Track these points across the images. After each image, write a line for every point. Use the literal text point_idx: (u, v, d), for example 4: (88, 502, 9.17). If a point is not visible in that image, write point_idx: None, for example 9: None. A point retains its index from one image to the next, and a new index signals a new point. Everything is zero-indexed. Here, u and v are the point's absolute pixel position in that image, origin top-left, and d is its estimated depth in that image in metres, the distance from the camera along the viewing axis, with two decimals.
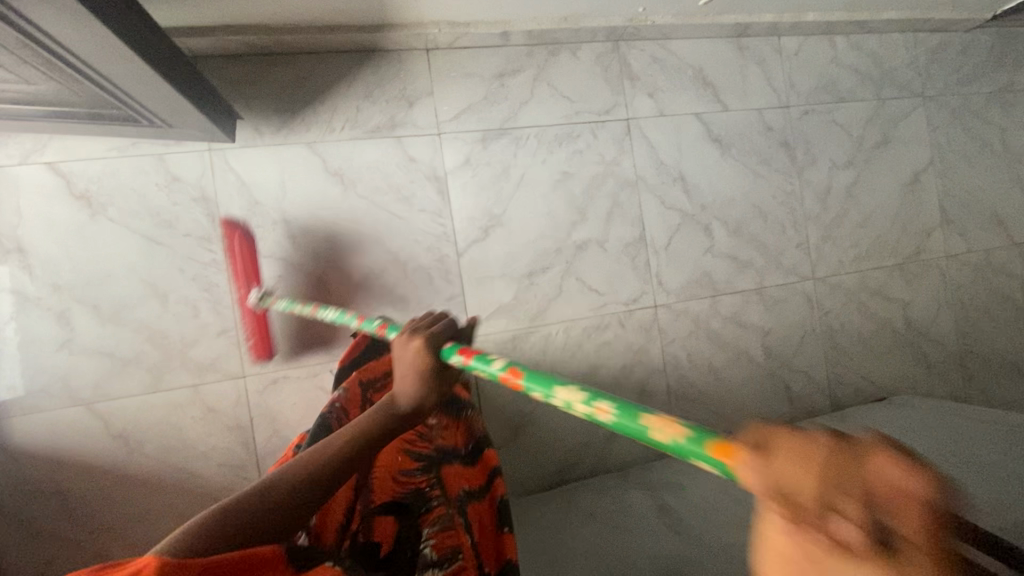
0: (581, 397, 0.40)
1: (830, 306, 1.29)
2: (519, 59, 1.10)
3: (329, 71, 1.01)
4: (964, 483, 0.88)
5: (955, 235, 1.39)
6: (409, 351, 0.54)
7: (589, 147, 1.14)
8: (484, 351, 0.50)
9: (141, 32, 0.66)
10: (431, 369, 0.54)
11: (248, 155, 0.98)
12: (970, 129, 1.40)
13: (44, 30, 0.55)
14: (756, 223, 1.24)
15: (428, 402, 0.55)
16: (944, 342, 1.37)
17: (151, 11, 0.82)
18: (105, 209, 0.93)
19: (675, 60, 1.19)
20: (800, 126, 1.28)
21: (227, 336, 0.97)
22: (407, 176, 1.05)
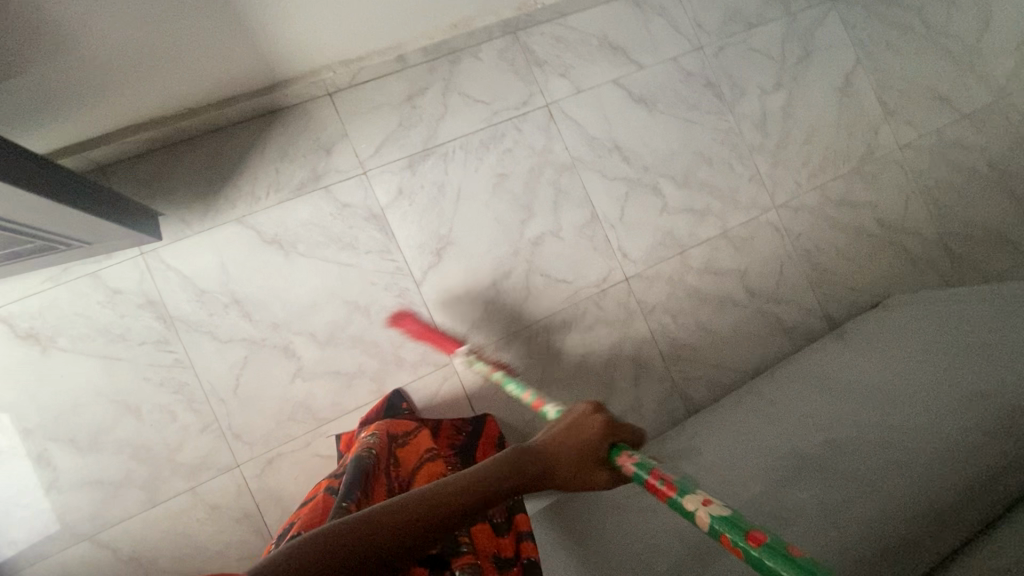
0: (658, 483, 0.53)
1: (799, 230, 1.27)
2: (422, 78, 1.09)
3: (239, 141, 1.00)
4: (963, 366, 0.86)
5: (903, 124, 1.38)
6: (600, 416, 0.60)
7: (517, 143, 1.13)
8: (646, 457, 0.55)
9: (13, 161, 0.63)
10: (592, 445, 0.58)
11: (181, 247, 0.96)
12: (886, 17, 1.40)
13: None
14: (702, 169, 1.23)
15: (564, 460, 0.57)
16: (922, 232, 1.36)
17: (25, 141, 0.82)
18: (55, 340, 0.91)
19: (577, 35, 1.18)
20: (719, 63, 1.26)
21: (211, 430, 0.95)
22: (345, 223, 1.03)
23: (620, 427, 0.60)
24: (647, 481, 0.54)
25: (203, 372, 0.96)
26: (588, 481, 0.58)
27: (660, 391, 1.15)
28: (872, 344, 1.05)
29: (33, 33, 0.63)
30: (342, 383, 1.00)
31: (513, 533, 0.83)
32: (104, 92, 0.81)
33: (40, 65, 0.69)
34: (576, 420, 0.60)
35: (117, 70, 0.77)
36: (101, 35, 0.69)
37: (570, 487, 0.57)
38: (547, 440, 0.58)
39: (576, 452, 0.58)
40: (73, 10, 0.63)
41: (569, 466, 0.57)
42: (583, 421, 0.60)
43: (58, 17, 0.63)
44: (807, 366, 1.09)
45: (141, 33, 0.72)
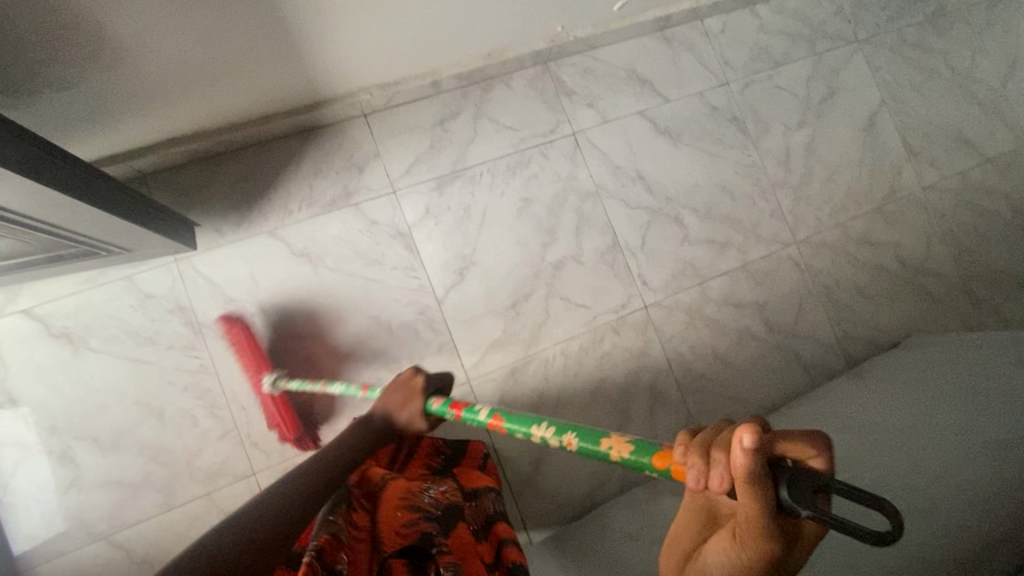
0: (554, 433, 0.53)
1: (819, 266, 1.27)
2: (455, 103, 1.13)
3: (276, 157, 1.03)
4: (985, 413, 0.84)
5: (926, 166, 1.39)
6: (416, 376, 0.74)
7: (543, 169, 1.16)
8: (471, 403, 0.65)
9: (65, 169, 0.66)
10: (421, 398, 0.73)
11: (214, 256, 0.99)
12: (911, 61, 1.42)
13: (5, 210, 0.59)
14: (725, 202, 1.24)
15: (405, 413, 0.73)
16: (944, 274, 1.35)
17: (76, 149, 0.85)
18: (86, 341, 0.93)
19: (606, 67, 1.21)
20: (744, 99, 1.28)
21: (230, 437, 0.96)
22: (372, 239, 1.05)
23: (432, 382, 0.75)
24: (487, 425, 0.61)
25: (226, 379, 0.97)
26: (416, 423, 0.73)
27: (675, 421, 1.15)
28: (892, 388, 1.04)
29: (95, 48, 0.67)
30: (360, 396, 1.01)
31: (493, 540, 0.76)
32: (153, 106, 0.84)
33: (98, 79, 0.73)
34: (402, 381, 0.75)
35: (166, 86, 0.81)
36: (157, 53, 0.73)
37: (409, 429, 0.74)
38: (387, 406, 0.74)
39: (404, 410, 0.73)
40: (133, 28, 0.66)
41: (410, 415, 0.73)
42: (407, 382, 0.75)
43: (118, 34, 0.66)
44: (825, 405, 1.09)
45: (193, 51, 0.76)
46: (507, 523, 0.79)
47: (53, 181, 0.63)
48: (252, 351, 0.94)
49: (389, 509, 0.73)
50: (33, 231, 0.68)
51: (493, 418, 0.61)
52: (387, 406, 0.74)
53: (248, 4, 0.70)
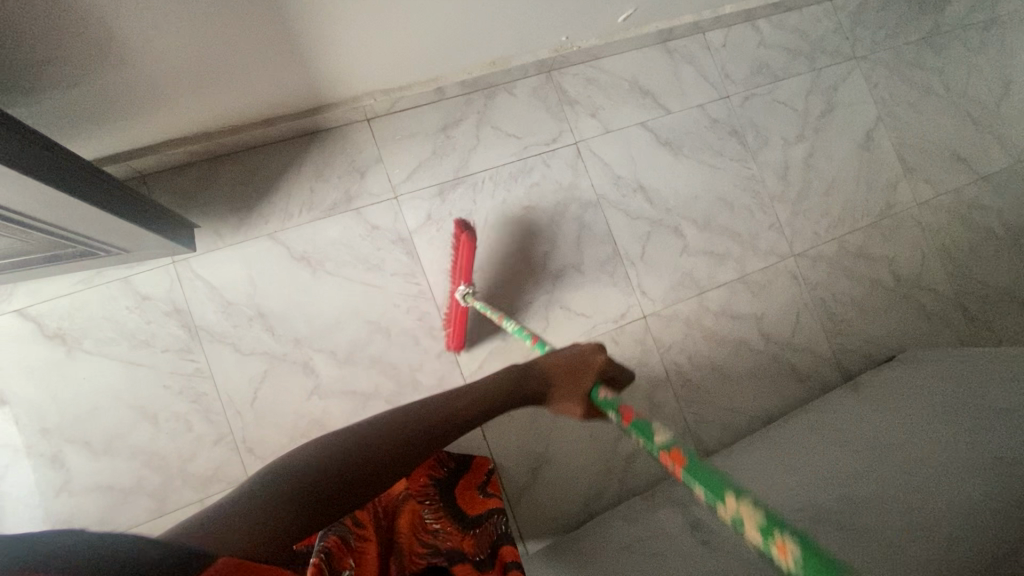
0: (705, 484, 0.51)
1: (817, 279, 1.28)
2: (458, 109, 1.13)
3: (278, 159, 1.02)
4: (986, 435, 0.84)
5: (921, 182, 1.40)
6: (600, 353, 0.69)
7: (545, 177, 1.16)
8: (646, 419, 0.59)
9: (67, 167, 0.66)
10: (586, 378, 0.68)
11: (213, 258, 0.98)
12: (906, 78, 1.45)
13: (5, 208, 0.59)
14: (724, 214, 1.25)
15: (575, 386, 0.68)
16: (938, 289, 1.36)
17: (75, 147, 0.84)
18: (80, 342, 0.92)
19: (609, 77, 1.22)
20: (744, 112, 1.30)
21: (225, 442, 0.95)
22: (373, 245, 1.05)
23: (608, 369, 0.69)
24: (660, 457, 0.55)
25: (222, 383, 0.96)
26: (563, 399, 0.69)
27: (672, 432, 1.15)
28: (893, 402, 1.04)
29: (99, 46, 0.66)
30: (358, 403, 1.00)
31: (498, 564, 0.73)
32: (157, 106, 0.83)
33: (102, 79, 0.72)
34: (581, 356, 0.70)
35: (171, 87, 0.80)
36: (161, 53, 0.72)
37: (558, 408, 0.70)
38: (547, 360, 0.71)
39: (561, 377, 0.69)
40: (138, 26, 0.66)
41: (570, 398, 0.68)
42: (586, 359, 0.70)
43: (122, 33, 0.66)
44: (821, 419, 1.09)
45: (196, 52, 0.75)
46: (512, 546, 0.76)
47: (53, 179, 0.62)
48: (466, 262, 0.95)
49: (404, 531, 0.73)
50: (31, 231, 0.67)
51: (624, 414, 0.61)
52: (548, 363, 0.71)
53: (253, 5, 0.70)
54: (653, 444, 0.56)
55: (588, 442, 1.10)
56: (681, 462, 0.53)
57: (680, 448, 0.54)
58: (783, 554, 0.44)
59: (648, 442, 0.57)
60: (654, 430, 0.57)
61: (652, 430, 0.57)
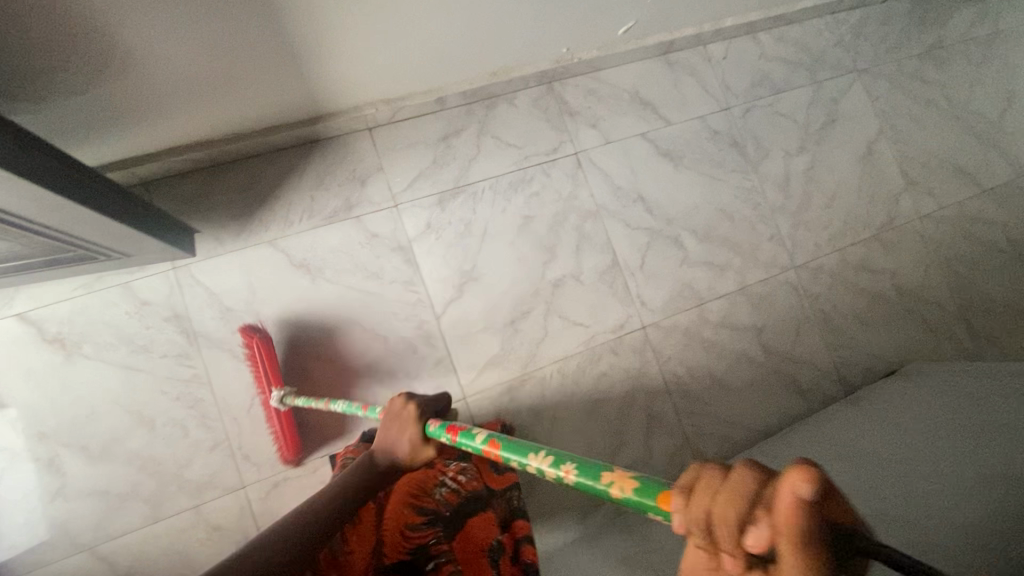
0: (551, 463, 0.50)
1: (818, 291, 1.27)
2: (459, 119, 1.14)
3: (280, 167, 1.03)
4: (988, 446, 0.82)
5: (924, 195, 1.40)
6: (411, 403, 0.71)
7: (545, 187, 1.16)
8: (468, 428, 0.62)
9: (68, 173, 0.66)
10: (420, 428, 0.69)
11: (213, 264, 0.98)
12: (909, 91, 1.45)
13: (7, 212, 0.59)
14: (724, 225, 1.24)
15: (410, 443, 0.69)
16: (941, 302, 1.35)
17: (79, 153, 0.85)
18: (80, 347, 0.92)
19: (610, 89, 1.22)
20: (745, 124, 1.30)
21: (221, 449, 0.95)
22: (373, 252, 1.05)
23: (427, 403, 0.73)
24: (482, 451, 0.59)
25: (219, 389, 0.96)
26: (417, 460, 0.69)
27: (671, 444, 1.14)
28: (896, 416, 1.02)
29: (105, 54, 0.67)
30: (355, 410, 1.00)
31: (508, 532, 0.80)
32: (160, 115, 0.84)
33: (107, 87, 0.73)
34: (397, 412, 0.72)
35: (173, 95, 0.81)
36: (162, 61, 0.73)
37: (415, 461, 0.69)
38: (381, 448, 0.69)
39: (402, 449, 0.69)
40: (144, 34, 0.67)
41: (415, 441, 0.69)
42: (400, 412, 0.71)
43: (128, 41, 0.67)
44: (822, 432, 1.08)
45: (200, 61, 0.76)
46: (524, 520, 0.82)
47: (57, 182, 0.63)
48: (269, 365, 0.90)
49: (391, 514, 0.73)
50: (33, 234, 0.67)
51: (489, 444, 0.58)
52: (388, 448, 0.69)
53: (257, 14, 0.71)
54: (522, 460, 0.53)
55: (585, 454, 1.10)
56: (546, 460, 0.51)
57: (553, 451, 0.51)
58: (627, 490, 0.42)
59: (519, 460, 0.54)
60: (513, 444, 0.55)
61: (507, 449, 0.56)
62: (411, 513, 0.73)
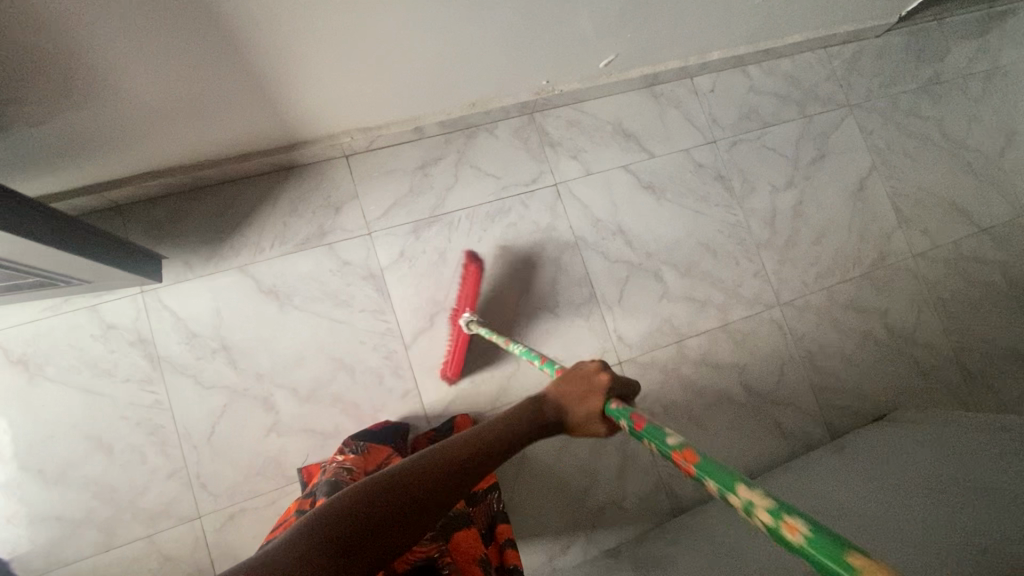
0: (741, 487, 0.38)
1: (803, 330, 1.24)
2: (437, 148, 1.13)
3: (254, 193, 1.03)
4: (968, 514, 0.76)
5: (917, 233, 1.36)
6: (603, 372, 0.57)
7: (523, 218, 1.15)
8: (659, 423, 0.48)
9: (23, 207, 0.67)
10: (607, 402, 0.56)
11: (181, 289, 0.98)
12: (904, 127, 1.42)
13: None
14: (706, 260, 1.22)
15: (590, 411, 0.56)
16: (934, 345, 1.31)
17: (47, 178, 0.85)
18: (43, 369, 0.92)
19: (592, 120, 1.22)
20: (731, 157, 1.28)
21: (178, 477, 0.93)
22: (343, 280, 1.05)
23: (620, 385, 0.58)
24: (671, 455, 0.45)
25: (180, 416, 0.95)
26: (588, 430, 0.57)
27: (644, 485, 1.10)
28: (877, 470, 0.97)
29: (62, 82, 0.68)
30: (316, 441, 0.98)
31: (495, 543, 0.89)
32: (128, 143, 0.85)
33: (65, 117, 0.74)
34: (586, 374, 0.58)
35: (138, 124, 0.82)
36: (118, 92, 0.73)
37: (583, 432, 0.58)
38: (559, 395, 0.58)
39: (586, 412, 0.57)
40: (102, 63, 0.67)
41: (588, 411, 0.56)
42: (591, 378, 0.58)
43: (85, 70, 0.67)
44: (801, 480, 1.04)
45: (165, 89, 0.77)
46: (506, 525, 0.92)
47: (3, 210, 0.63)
48: (471, 290, 1.01)
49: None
50: None
51: (634, 420, 0.51)
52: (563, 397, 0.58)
53: (219, 44, 0.72)
54: (663, 445, 0.46)
55: (553, 494, 1.07)
56: (693, 460, 0.42)
57: (696, 449, 0.43)
58: (791, 535, 0.33)
59: (658, 444, 0.47)
60: (656, 427, 0.48)
61: (655, 427, 0.48)
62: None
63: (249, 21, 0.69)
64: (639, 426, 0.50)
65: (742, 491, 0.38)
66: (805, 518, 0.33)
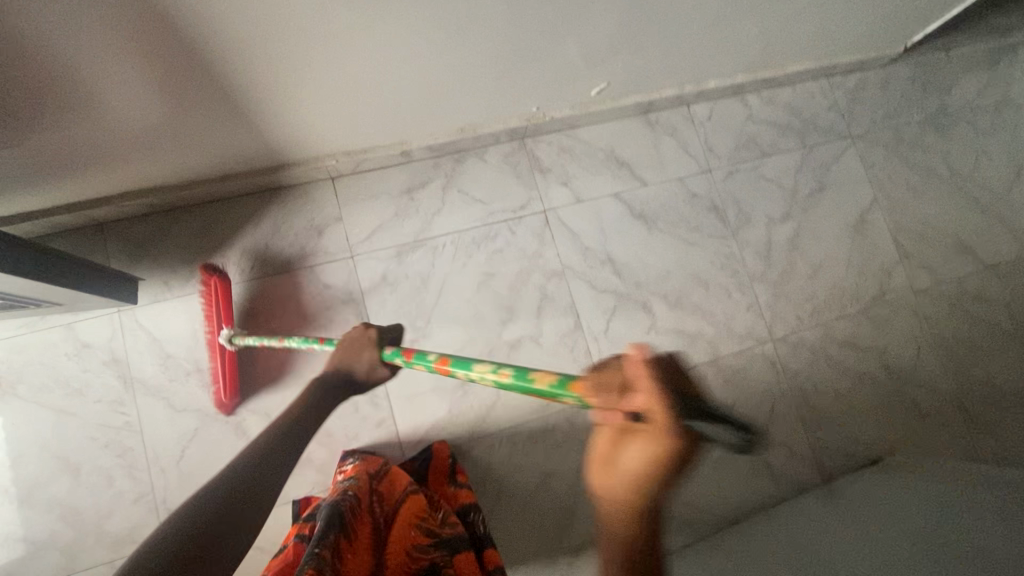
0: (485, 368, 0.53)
1: (797, 367, 1.20)
2: (425, 172, 1.12)
3: (236, 214, 1.03)
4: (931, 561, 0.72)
5: (919, 269, 1.32)
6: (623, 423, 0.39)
7: (509, 245, 1.13)
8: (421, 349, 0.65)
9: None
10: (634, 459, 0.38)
11: (158, 310, 0.97)
12: (908, 160, 1.39)
13: None
14: (697, 292, 1.19)
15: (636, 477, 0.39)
16: (934, 386, 1.26)
17: (24, 198, 0.85)
18: (15, 387, 0.91)
19: (584, 147, 1.20)
20: (726, 188, 1.25)
21: (144, 501, 0.92)
22: (322, 304, 1.03)
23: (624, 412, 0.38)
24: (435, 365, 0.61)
25: (150, 439, 0.93)
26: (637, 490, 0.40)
27: None
28: (859, 516, 0.93)
29: (30, 104, 0.67)
30: None
31: None
32: (106, 164, 0.85)
33: (36, 140, 0.73)
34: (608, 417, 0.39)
35: (114, 147, 0.81)
36: (89, 116, 0.73)
37: (370, 377, 0.77)
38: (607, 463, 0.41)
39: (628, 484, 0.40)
40: (70, 84, 0.66)
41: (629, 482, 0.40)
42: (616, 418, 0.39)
43: (53, 91, 0.66)
44: (785, 526, 0.99)
45: (139, 110, 0.76)
46: None
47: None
48: (223, 303, 0.93)
49: (401, 531, 0.71)
50: None
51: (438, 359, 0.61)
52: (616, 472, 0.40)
53: (192, 66, 0.70)
54: (427, 361, 0.63)
55: (530, 533, 1.03)
56: (447, 364, 0.59)
57: (449, 358, 0.60)
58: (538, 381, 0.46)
59: (424, 363, 0.64)
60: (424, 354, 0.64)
61: (418, 355, 0.65)
62: (419, 534, 0.72)
63: (221, 44, 0.68)
64: (410, 357, 0.68)
65: (478, 367, 0.54)
66: (511, 371, 0.50)
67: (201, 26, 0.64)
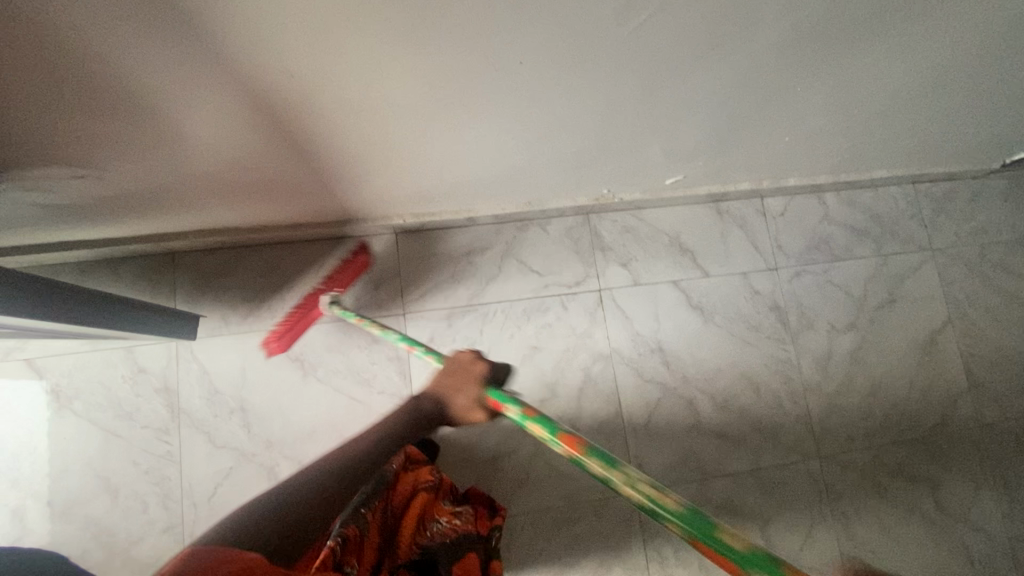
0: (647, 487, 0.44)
1: (840, 489, 1.14)
2: (486, 237, 1.12)
3: (299, 259, 1.05)
4: None
5: (987, 400, 1.24)
6: None
7: (559, 321, 1.12)
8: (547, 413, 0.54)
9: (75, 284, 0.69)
10: None
11: (213, 344, 1.00)
12: (990, 281, 1.30)
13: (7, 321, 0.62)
14: (746, 395, 1.15)
15: None
16: (989, 530, 1.17)
17: (109, 226, 0.89)
18: (71, 402, 0.95)
19: (648, 229, 1.18)
20: (791, 289, 1.21)
21: (172, 532, 0.94)
22: (369, 357, 1.04)
23: None
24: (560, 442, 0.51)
25: (187, 471, 0.96)
26: None
27: None
28: None
29: (131, 156, 0.70)
30: None
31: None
32: (188, 207, 0.88)
33: (131, 185, 0.77)
34: None
35: (200, 194, 0.84)
36: (181, 168, 0.76)
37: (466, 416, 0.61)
38: None
39: None
40: (170, 142, 0.69)
41: None
42: None
43: (139, 139, 0.66)
44: None
45: (218, 159, 0.75)
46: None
47: (45, 289, 0.64)
48: (348, 277, 0.98)
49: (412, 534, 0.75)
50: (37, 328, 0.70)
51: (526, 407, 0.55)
52: None
53: (283, 133, 0.72)
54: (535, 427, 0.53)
55: None
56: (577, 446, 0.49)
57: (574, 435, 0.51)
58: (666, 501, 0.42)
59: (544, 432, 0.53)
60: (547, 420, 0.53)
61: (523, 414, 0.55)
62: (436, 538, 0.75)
63: (309, 110, 0.67)
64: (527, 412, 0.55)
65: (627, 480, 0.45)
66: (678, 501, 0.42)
67: (291, 95, 0.63)
